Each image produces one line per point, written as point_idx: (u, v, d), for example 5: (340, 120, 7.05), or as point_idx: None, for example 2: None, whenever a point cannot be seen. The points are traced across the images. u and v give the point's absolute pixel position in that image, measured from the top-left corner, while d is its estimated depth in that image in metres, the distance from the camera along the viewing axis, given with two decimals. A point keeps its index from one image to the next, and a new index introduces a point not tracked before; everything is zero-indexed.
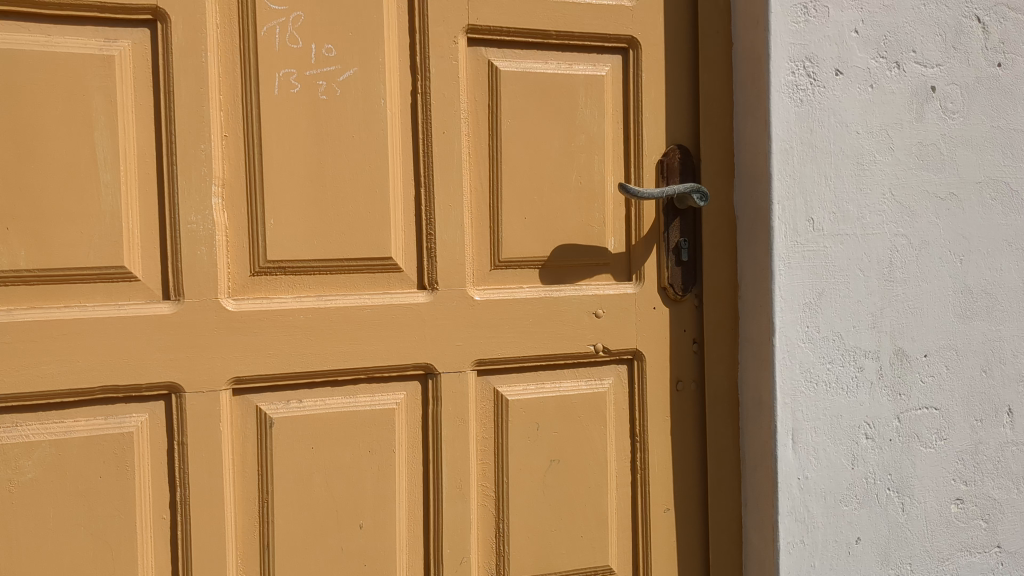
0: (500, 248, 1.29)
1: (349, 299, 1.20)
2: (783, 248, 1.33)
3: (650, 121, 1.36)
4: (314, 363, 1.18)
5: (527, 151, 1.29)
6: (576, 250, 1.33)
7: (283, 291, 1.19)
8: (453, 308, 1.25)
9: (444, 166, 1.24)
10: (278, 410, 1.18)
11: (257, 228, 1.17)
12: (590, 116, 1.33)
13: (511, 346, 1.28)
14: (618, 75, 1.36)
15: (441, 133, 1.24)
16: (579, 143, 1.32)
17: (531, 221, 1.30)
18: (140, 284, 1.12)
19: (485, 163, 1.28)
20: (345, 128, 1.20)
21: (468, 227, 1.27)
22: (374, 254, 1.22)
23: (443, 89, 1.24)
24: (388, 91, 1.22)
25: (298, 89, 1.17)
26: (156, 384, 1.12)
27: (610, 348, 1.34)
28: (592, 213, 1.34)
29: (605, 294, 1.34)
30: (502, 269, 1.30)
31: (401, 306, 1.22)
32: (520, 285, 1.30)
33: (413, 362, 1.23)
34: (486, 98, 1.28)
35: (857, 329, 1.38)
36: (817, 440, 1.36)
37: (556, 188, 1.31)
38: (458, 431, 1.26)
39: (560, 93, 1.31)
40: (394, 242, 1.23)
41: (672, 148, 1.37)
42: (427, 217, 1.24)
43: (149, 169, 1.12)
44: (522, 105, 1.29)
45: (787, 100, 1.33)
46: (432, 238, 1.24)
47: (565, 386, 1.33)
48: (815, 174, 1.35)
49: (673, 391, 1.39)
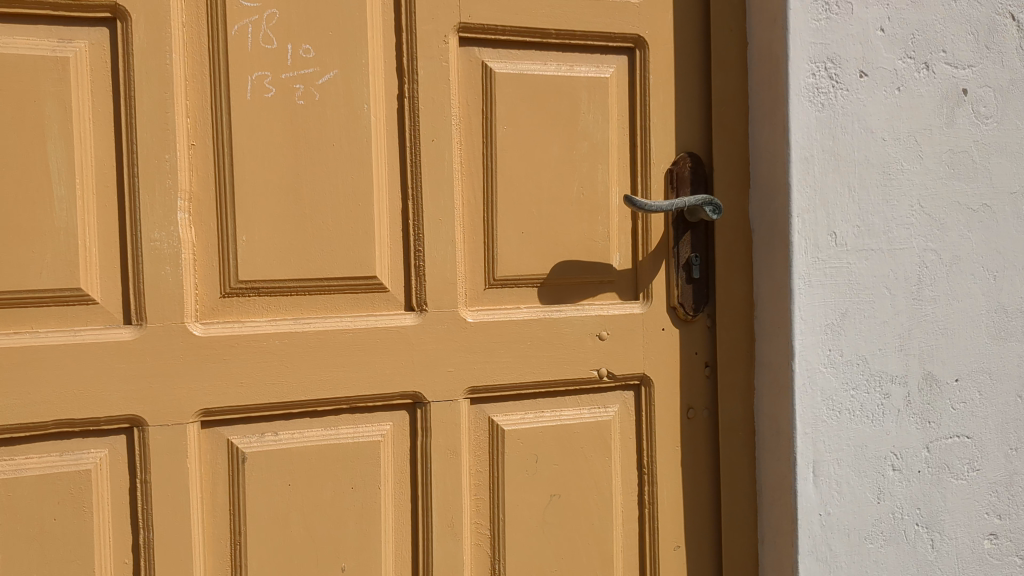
0: (495, 266, 1.18)
1: (330, 323, 1.10)
2: (803, 265, 1.22)
3: (658, 127, 1.26)
4: (290, 393, 1.08)
5: (525, 160, 1.19)
6: (579, 267, 1.23)
7: (258, 313, 1.09)
8: (443, 332, 1.15)
9: (434, 177, 1.14)
10: (252, 444, 1.08)
11: (228, 245, 1.07)
12: (593, 122, 1.23)
13: (507, 372, 1.18)
14: (623, 77, 1.25)
15: (430, 141, 1.14)
16: (581, 152, 1.22)
17: (530, 236, 1.20)
18: (99, 307, 1.03)
19: (478, 173, 1.18)
20: (325, 136, 1.10)
21: (460, 243, 1.17)
22: (358, 273, 1.12)
23: (432, 92, 1.14)
24: (372, 95, 1.12)
25: (272, 93, 1.07)
26: (116, 417, 1.02)
27: (615, 373, 1.24)
28: (596, 227, 1.23)
29: (610, 315, 1.23)
30: (498, 288, 1.19)
31: (387, 330, 1.12)
32: (517, 305, 1.20)
33: (400, 391, 1.13)
34: (480, 103, 1.18)
35: (883, 352, 1.28)
36: (840, 472, 1.26)
37: (556, 201, 1.21)
38: (450, 465, 1.16)
39: (560, 97, 1.21)
40: (379, 260, 1.13)
41: (682, 156, 1.27)
42: (415, 232, 1.14)
43: (108, 181, 1.03)
44: (519, 110, 1.19)
45: (808, 104, 1.22)
46: (420, 256, 1.14)
47: (566, 415, 1.23)
48: (837, 184, 1.25)
49: (684, 420, 1.28)
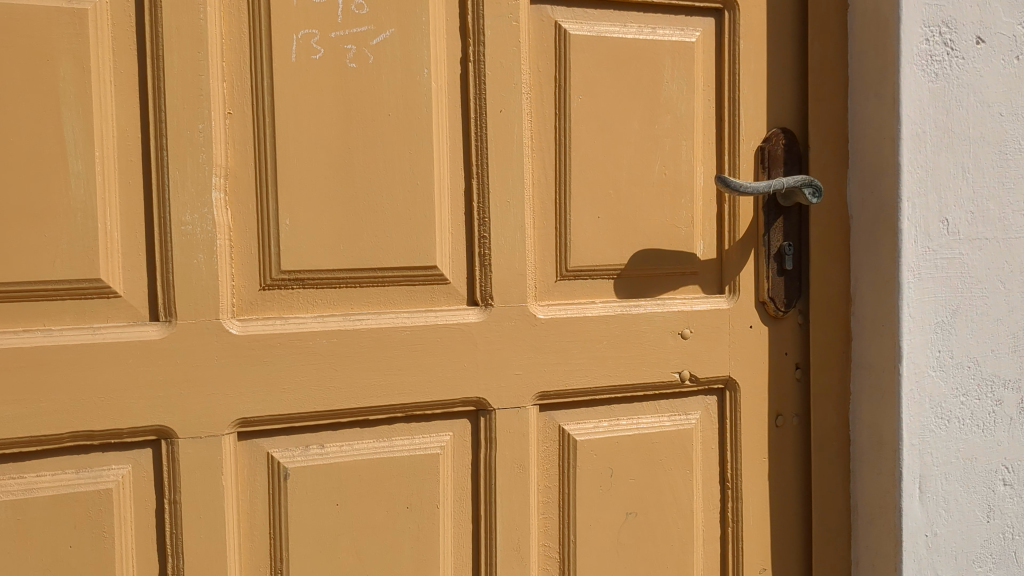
0: (568, 255, 1.04)
1: (384, 319, 0.97)
2: (913, 256, 1.08)
3: (749, 99, 1.11)
4: (340, 399, 0.95)
5: (603, 135, 1.05)
6: (660, 256, 1.09)
7: (302, 308, 0.95)
8: (511, 330, 1.01)
9: (502, 153, 1.00)
10: (295, 458, 0.94)
11: (268, 230, 0.93)
12: (677, 92, 1.08)
13: (581, 376, 1.04)
14: (709, 43, 1.11)
15: (498, 111, 1.00)
16: (663, 126, 1.08)
17: (606, 222, 1.06)
18: (121, 302, 0.89)
19: (550, 149, 1.04)
20: (380, 104, 0.96)
21: (529, 228, 1.03)
22: (415, 263, 0.98)
23: (500, 55, 0.99)
24: (433, 57, 0.98)
25: (320, 54, 0.93)
26: (141, 428, 0.88)
27: (698, 377, 1.10)
28: (679, 212, 1.09)
29: (694, 310, 1.10)
30: (571, 280, 1.06)
31: (448, 327, 0.98)
32: (591, 300, 1.06)
33: (463, 397, 0.99)
34: (553, 69, 1.03)
35: (996, 354, 1.13)
36: (948, 489, 1.12)
37: (636, 182, 1.07)
38: (518, 480, 1.02)
39: (641, 64, 1.07)
40: (439, 248, 0.99)
41: (775, 132, 1.12)
42: (479, 216, 1.00)
43: (132, 155, 0.88)
44: (597, 78, 1.04)
45: (920, 74, 1.08)
46: (485, 243, 1.00)
47: (644, 423, 1.09)
48: (951, 165, 1.10)
49: (772, 428, 1.15)
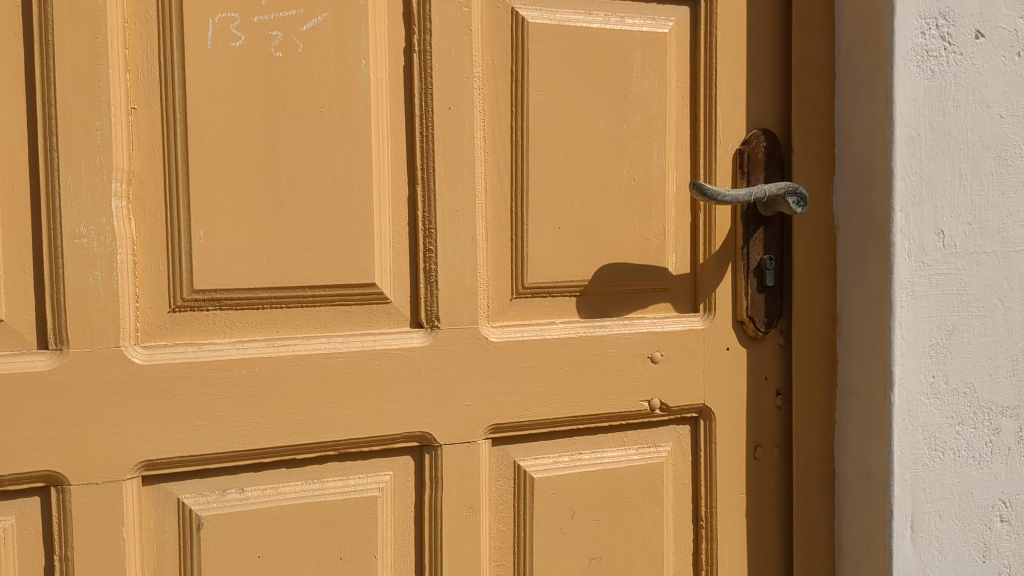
0: (525, 271, 0.93)
1: (314, 345, 0.85)
2: (906, 272, 0.98)
3: (727, 97, 1.00)
4: (262, 437, 0.83)
5: (565, 137, 0.94)
6: (627, 271, 0.98)
7: (219, 333, 0.83)
8: (459, 355, 0.90)
9: (450, 157, 0.89)
10: (209, 504, 0.83)
11: (178, 243, 0.81)
12: (648, 89, 0.97)
13: (538, 407, 0.93)
14: (683, 34, 1.00)
15: (446, 107, 0.88)
16: (632, 126, 0.97)
17: (568, 233, 0.94)
18: (3, 327, 0.76)
19: (506, 152, 0.92)
20: (311, 100, 0.84)
21: (481, 241, 0.91)
22: (351, 280, 0.86)
23: (448, 44, 0.88)
24: (372, 46, 0.86)
25: (240, 41, 0.81)
26: (26, 475, 0.76)
27: (669, 405, 0.99)
28: (649, 222, 0.98)
29: (665, 331, 0.99)
30: (528, 298, 0.94)
31: (388, 353, 0.87)
32: (551, 320, 0.95)
33: (405, 432, 0.88)
34: (509, 61, 0.92)
35: (993, 378, 1.03)
36: (943, 527, 1.02)
37: (602, 189, 0.96)
38: (468, 525, 0.91)
39: (608, 57, 0.95)
40: (379, 262, 0.87)
41: (755, 133, 1.02)
42: (424, 227, 0.89)
43: (16, 156, 0.76)
44: (559, 72, 0.93)
45: (915, 70, 0.97)
46: (431, 257, 0.89)
47: (608, 457, 0.98)
48: (947, 171, 1.00)
49: (750, 460, 1.04)
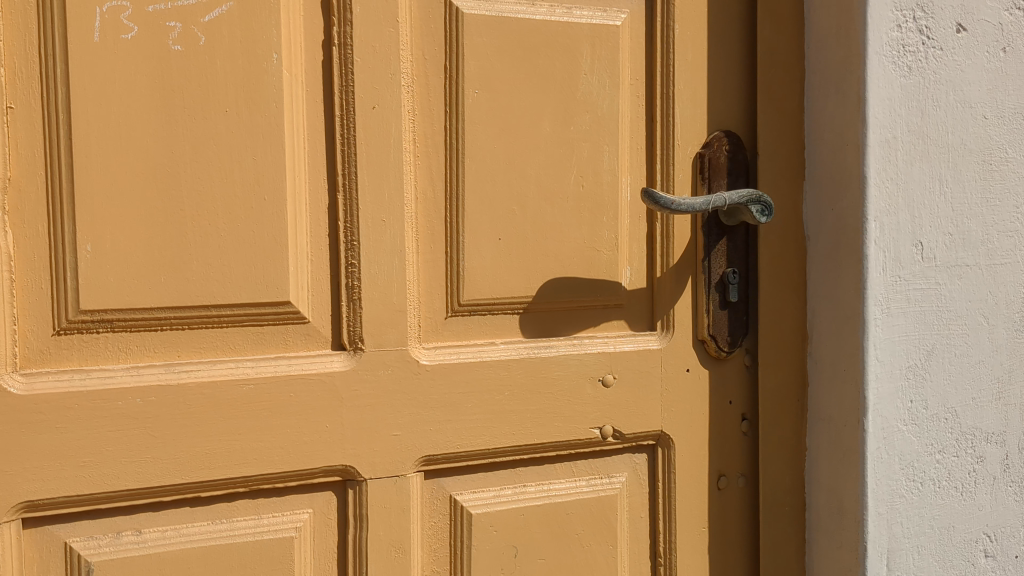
0: (461, 286, 0.85)
1: (220, 370, 0.76)
2: (881, 287, 0.89)
3: (686, 96, 0.92)
4: (160, 473, 0.75)
5: (505, 140, 0.85)
6: (576, 286, 0.89)
7: (112, 358, 0.74)
8: (386, 381, 0.81)
9: (375, 162, 0.80)
10: (101, 548, 0.74)
11: (62, 258, 0.72)
12: (598, 87, 0.89)
13: (476, 436, 0.85)
14: (638, 27, 0.92)
15: (371, 107, 0.80)
16: (581, 128, 0.88)
17: (509, 245, 0.86)
18: None
19: (438, 156, 0.84)
20: (215, 98, 0.75)
21: (411, 254, 0.83)
22: (262, 299, 0.78)
23: (371, 37, 0.79)
24: (285, 39, 0.78)
25: (133, 33, 0.73)
26: None
27: (623, 433, 0.91)
28: (600, 232, 0.90)
29: (618, 352, 0.90)
30: (465, 316, 0.86)
31: (305, 379, 0.78)
32: (491, 341, 0.87)
33: (324, 466, 0.79)
34: (441, 57, 0.84)
35: (977, 401, 0.95)
36: (922, 564, 0.93)
37: (547, 197, 0.87)
38: (397, 567, 0.83)
39: (553, 51, 0.87)
40: (295, 279, 0.79)
41: (717, 136, 0.93)
42: (346, 239, 0.80)
43: None
44: (497, 68, 0.85)
45: (891, 67, 0.89)
46: (353, 273, 0.80)
47: (555, 489, 0.90)
48: (927, 177, 0.91)
49: (713, 491, 0.96)
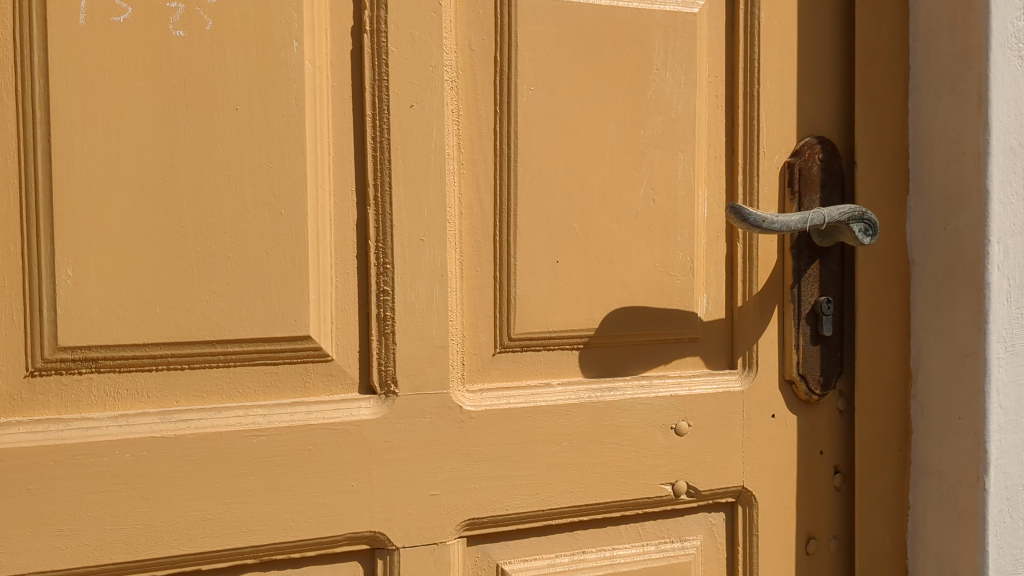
0: (512, 318, 0.72)
1: (227, 420, 0.64)
2: (1004, 321, 0.76)
3: (773, 96, 0.79)
4: (153, 543, 0.62)
5: (564, 146, 0.73)
6: (645, 318, 0.76)
7: (97, 405, 0.62)
8: (423, 431, 0.68)
9: (412, 171, 0.68)
10: None
11: (36, 284, 0.60)
12: (672, 85, 0.76)
13: (529, 496, 0.72)
14: (718, 16, 0.79)
15: (408, 106, 0.67)
16: (652, 132, 0.75)
17: (568, 270, 0.73)
18: None
19: (486, 164, 0.71)
20: (225, 94, 0.63)
21: (454, 280, 0.70)
22: (277, 334, 0.65)
23: (409, 22, 0.67)
24: (307, 24, 0.65)
25: (127, 15, 0.60)
26: None
27: (699, 489, 0.77)
28: (672, 254, 0.77)
29: (693, 395, 0.77)
30: (516, 353, 0.73)
31: (328, 429, 0.66)
32: (546, 382, 0.74)
33: (350, 533, 0.67)
34: (490, 47, 0.71)
35: None
36: None
37: (612, 213, 0.74)
38: None
39: (620, 42, 0.74)
40: (317, 309, 0.66)
41: (808, 142, 0.80)
42: (378, 262, 0.68)
43: None
44: (556, 62, 0.72)
45: (1018, 61, 0.76)
46: (386, 302, 0.68)
47: (619, 556, 0.77)
48: None
49: (802, 556, 0.82)
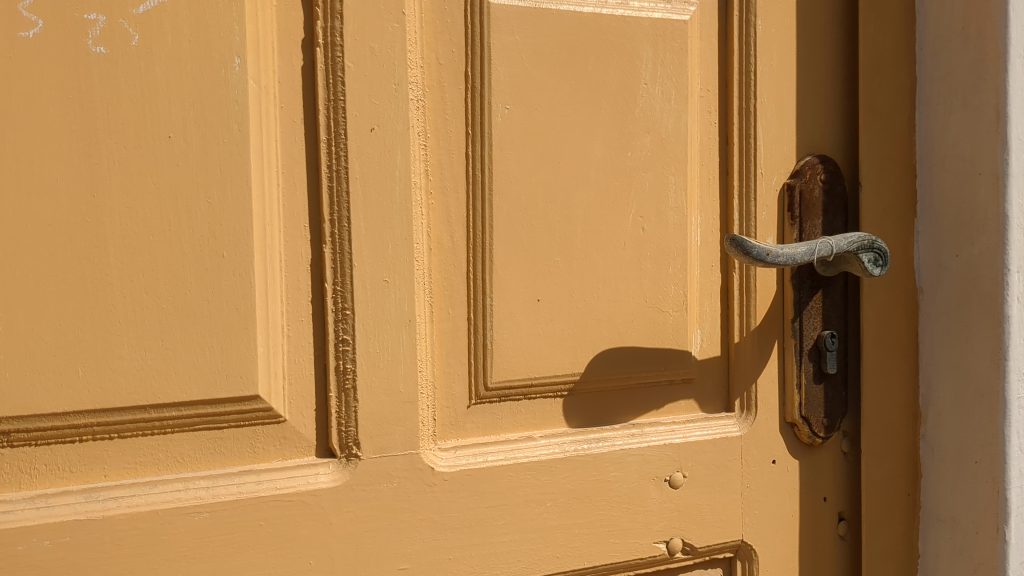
0: (489, 365, 0.64)
1: (163, 495, 0.55)
2: None
3: (771, 112, 0.72)
4: None
5: (544, 171, 0.65)
6: (634, 359, 0.69)
7: (10, 485, 0.53)
8: (391, 497, 0.60)
9: (375, 204, 0.60)
10: None
11: None
12: (662, 101, 0.69)
13: (510, 564, 0.64)
14: (710, 23, 0.71)
15: (369, 129, 0.59)
16: (641, 154, 0.68)
17: (550, 310, 0.66)
18: None
19: (458, 193, 0.63)
20: (156, 120, 0.54)
21: (423, 325, 0.62)
22: (221, 394, 0.57)
23: (368, 34, 0.59)
24: (251, 38, 0.57)
25: (37, 29, 0.51)
26: None
27: (696, 546, 0.70)
28: (664, 287, 0.69)
29: (687, 443, 0.70)
30: (493, 403, 0.65)
31: (282, 501, 0.57)
32: (527, 435, 0.66)
33: None
34: (461, 60, 0.63)
35: None
36: None
37: (598, 244, 0.67)
38: None
39: (605, 54, 0.67)
40: (267, 364, 0.58)
41: (809, 162, 0.73)
42: (336, 307, 0.60)
43: None
44: (534, 76, 0.64)
45: None
46: (346, 354, 0.60)
47: None
48: None
49: None
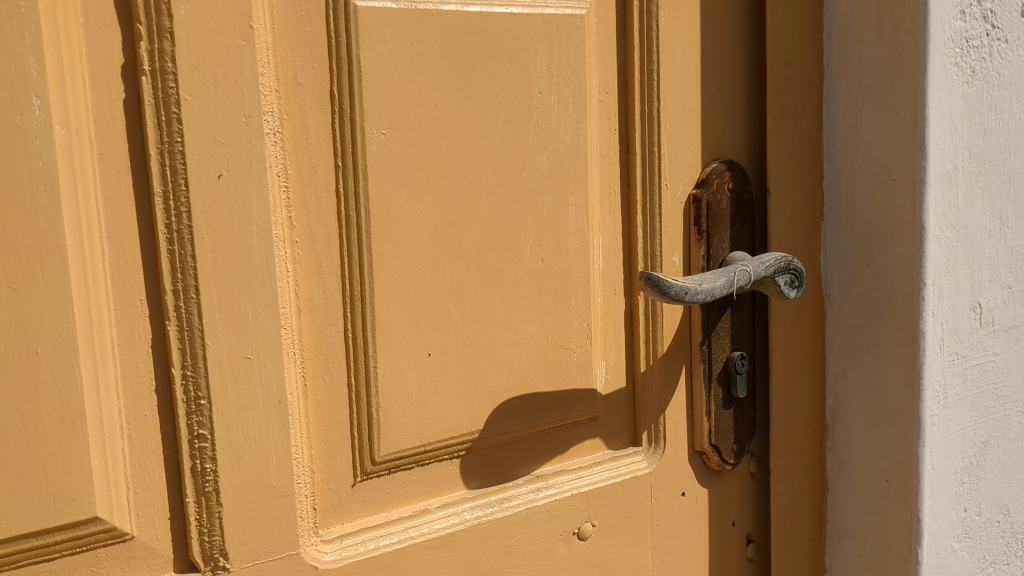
0: (375, 436, 0.55)
1: None
2: (938, 372, 0.66)
3: (675, 115, 0.64)
4: None
5: (429, 204, 0.55)
6: (536, 407, 0.61)
7: None
8: None
9: (229, 267, 0.49)
10: None
11: None
12: (557, 112, 0.59)
13: None
14: (609, 14, 0.62)
15: (216, 176, 0.48)
16: (537, 175, 0.59)
17: (443, 364, 0.57)
18: None
19: (330, 238, 0.53)
20: None
21: (296, 402, 0.52)
22: (49, 523, 0.45)
23: (209, 57, 0.47)
24: (55, 70, 0.43)
25: None
26: None
27: None
28: (566, 322, 0.62)
29: (596, 490, 0.63)
30: (382, 477, 0.56)
31: None
32: (423, 507, 0.58)
33: None
34: (324, 78, 0.52)
35: None
36: None
37: (493, 282, 0.58)
38: None
39: (494, 60, 0.57)
40: (106, 477, 0.47)
41: (714, 169, 0.66)
42: (187, 396, 0.49)
43: None
44: (414, 93, 0.54)
45: (953, 70, 0.63)
46: (204, 451, 0.49)
47: None
48: (986, 217, 0.68)
49: None
